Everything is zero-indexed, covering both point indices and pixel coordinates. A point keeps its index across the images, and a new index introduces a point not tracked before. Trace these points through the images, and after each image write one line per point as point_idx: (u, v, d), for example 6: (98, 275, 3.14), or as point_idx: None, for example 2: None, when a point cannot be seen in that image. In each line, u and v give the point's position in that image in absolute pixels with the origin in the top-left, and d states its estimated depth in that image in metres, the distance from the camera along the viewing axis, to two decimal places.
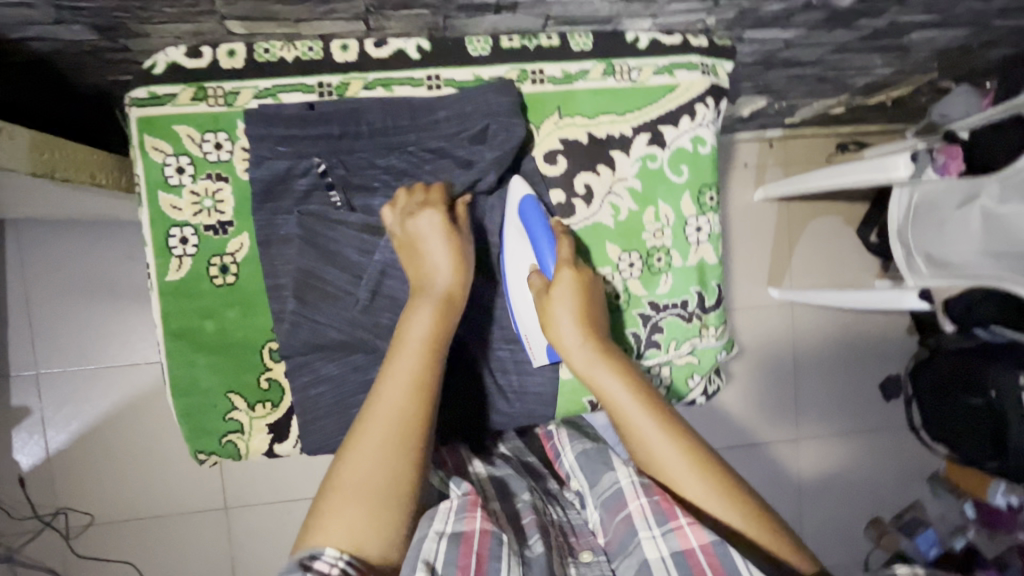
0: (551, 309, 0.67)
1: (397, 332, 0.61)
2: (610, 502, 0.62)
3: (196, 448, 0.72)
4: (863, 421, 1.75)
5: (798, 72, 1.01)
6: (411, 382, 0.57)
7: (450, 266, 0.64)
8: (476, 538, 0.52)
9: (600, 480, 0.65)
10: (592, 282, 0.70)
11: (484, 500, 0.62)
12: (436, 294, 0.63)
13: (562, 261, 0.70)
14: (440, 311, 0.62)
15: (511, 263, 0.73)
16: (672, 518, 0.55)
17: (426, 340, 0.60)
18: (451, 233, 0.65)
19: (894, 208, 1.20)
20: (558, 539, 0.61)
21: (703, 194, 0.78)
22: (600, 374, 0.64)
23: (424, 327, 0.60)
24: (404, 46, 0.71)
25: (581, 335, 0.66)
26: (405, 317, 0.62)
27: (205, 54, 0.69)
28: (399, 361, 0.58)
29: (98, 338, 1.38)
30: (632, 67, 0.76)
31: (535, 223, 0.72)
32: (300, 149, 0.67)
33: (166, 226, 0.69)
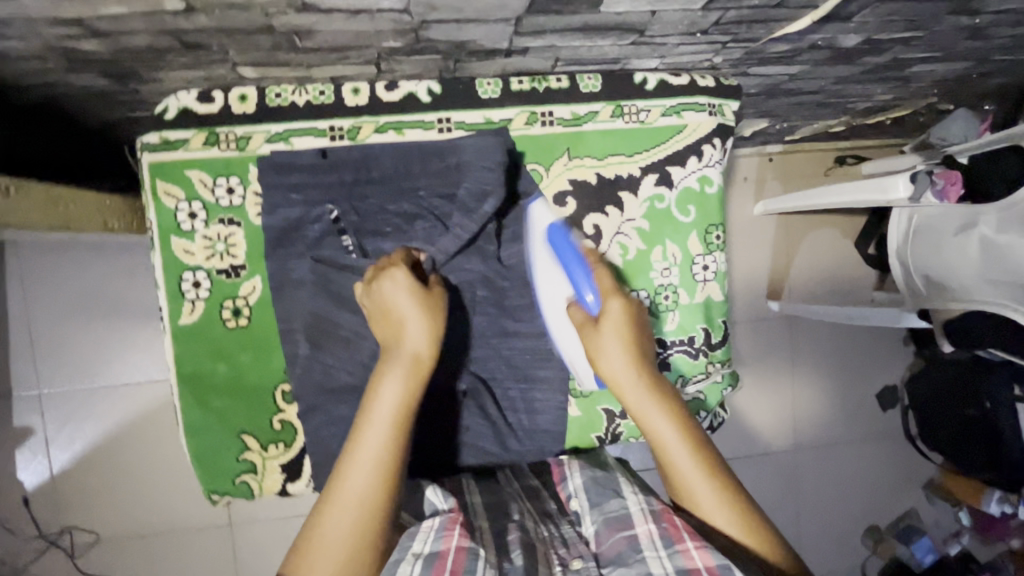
0: (601, 341, 0.65)
1: (373, 394, 0.59)
2: (611, 520, 0.59)
3: (210, 489, 0.73)
4: (863, 430, 1.76)
5: (802, 99, 1.02)
6: (377, 462, 0.55)
7: (420, 329, 0.62)
8: (450, 556, 0.51)
9: (604, 502, 0.62)
10: (639, 312, 0.67)
11: (470, 516, 0.60)
12: (405, 357, 0.60)
13: (606, 292, 0.67)
14: (410, 382, 0.59)
15: (547, 292, 0.73)
16: (680, 542, 0.52)
17: (402, 403, 0.58)
18: (425, 298, 0.64)
19: (893, 232, 1.22)
20: (548, 550, 0.57)
21: (710, 233, 0.79)
22: (653, 415, 0.61)
23: (393, 400, 0.58)
24: (414, 89, 0.72)
25: (632, 367, 0.63)
26: (372, 383, 0.59)
27: (216, 98, 0.68)
28: (367, 439, 0.56)
29: (101, 358, 1.37)
30: (641, 108, 0.76)
31: (563, 248, 0.72)
32: (311, 197, 0.69)
33: (179, 270, 0.70)
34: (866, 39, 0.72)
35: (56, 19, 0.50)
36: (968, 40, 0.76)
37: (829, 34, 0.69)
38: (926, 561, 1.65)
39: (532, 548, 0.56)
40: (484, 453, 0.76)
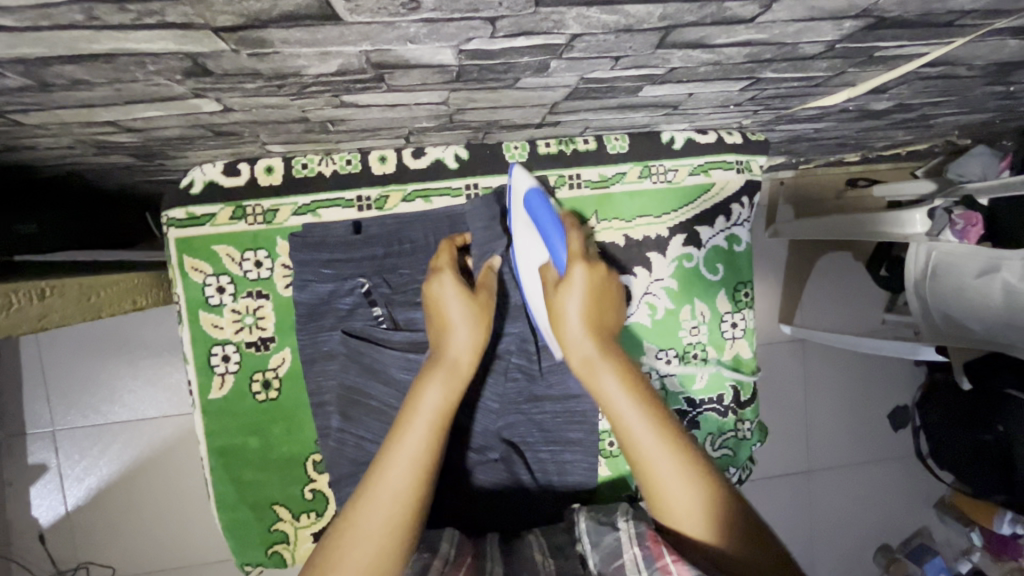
0: (560, 304, 0.62)
1: (407, 399, 0.57)
2: (607, 555, 0.56)
3: (244, 559, 0.73)
4: (874, 451, 1.76)
5: (823, 142, 1.01)
6: (413, 465, 0.52)
7: (467, 337, 0.62)
8: None
9: (603, 538, 0.59)
10: (605, 278, 0.64)
11: (482, 564, 0.58)
12: (447, 364, 0.60)
13: (574, 255, 0.64)
14: (451, 389, 0.58)
15: (523, 262, 0.70)
16: (659, 559, 0.51)
17: (438, 411, 0.56)
18: (473, 300, 0.64)
19: (911, 267, 1.17)
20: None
21: (739, 291, 0.79)
22: (604, 375, 0.58)
23: (435, 405, 0.56)
24: (442, 156, 0.71)
25: (588, 334, 0.60)
26: (412, 389, 0.58)
27: (243, 171, 0.68)
28: (407, 438, 0.54)
29: (114, 396, 1.36)
30: (669, 168, 0.75)
31: (543, 216, 0.67)
32: (344, 271, 0.68)
33: (207, 344, 0.69)
34: (899, 103, 0.71)
35: (90, 122, 0.49)
36: (998, 100, 0.76)
37: (862, 101, 0.68)
38: None
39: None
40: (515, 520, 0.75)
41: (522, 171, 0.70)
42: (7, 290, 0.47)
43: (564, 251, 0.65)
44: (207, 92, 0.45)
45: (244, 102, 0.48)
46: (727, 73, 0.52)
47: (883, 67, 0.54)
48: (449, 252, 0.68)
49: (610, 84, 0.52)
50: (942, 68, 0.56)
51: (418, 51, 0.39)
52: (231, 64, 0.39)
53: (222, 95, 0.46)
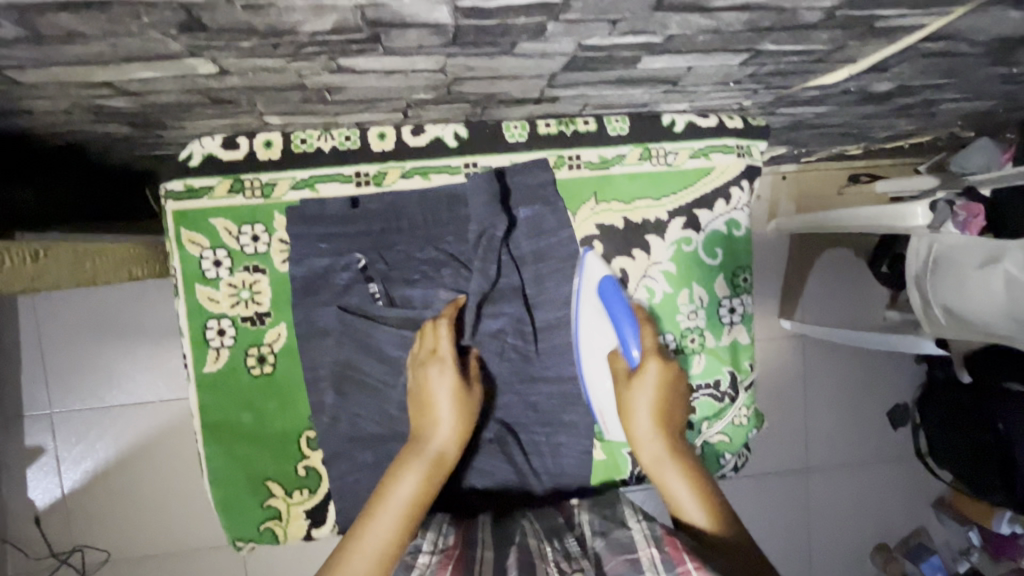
0: (631, 394, 0.67)
1: (383, 485, 0.61)
2: (614, 546, 0.58)
3: (237, 535, 0.72)
4: (875, 450, 1.75)
5: (825, 131, 1.01)
6: (381, 552, 0.57)
7: (449, 431, 0.64)
8: None
9: (610, 530, 0.62)
10: (676, 374, 0.68)
11: (472, 549, 0.57)
12: (427, 458, 0.63)
13: (648, 351, 0.67)
14: (427, 478, 0.62)
15: (587, 344, 0.72)
16: (680, 564, 0.51)
17: (409, 504, 0.60)
18: (464, 397, 0.66)
19: (911, 259, 1.18)
20: (544, 563, 0.54)
21: (737, 276, 0.78)
22: (669, 471, 0.64)
23: (407, 494, 0.60)
24: (441, 133, 0.70)
25: (652, 427, 0.66)
26: (391, 473, 0.62)
27: (241, 145, 0.67)
28: (376, 522, 0.58)
29: (111, 379, 1.36)
30: (669, 150, 0.75)
31: (616, 307, 0.68)
32: (341, 246, 0.68)
33: (203, 318, 0.69)
34: (900, 85, 0.71)
35: (86, 83, 0.49)
36: (1000, 85, 0.75)
37: (863, 81, 0.67)
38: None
39: (527, 564, 0.53)
40: (510, 502, 0.75)
41: (593, 258, 0.71)
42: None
43: (637, 347, 0.68)
44: (202, 51, 0.45)
45: (240, 64, 0.48)
46: (726, 43, 0.51)
47: (882, 41, 0.54)
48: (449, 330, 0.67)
49: (608, 54, 0.52)
50: (943, 43, 0.55)
51: (414, 7, 0.40)
52: (226, 18, 0.39)
53: (218, 55, 0.46)
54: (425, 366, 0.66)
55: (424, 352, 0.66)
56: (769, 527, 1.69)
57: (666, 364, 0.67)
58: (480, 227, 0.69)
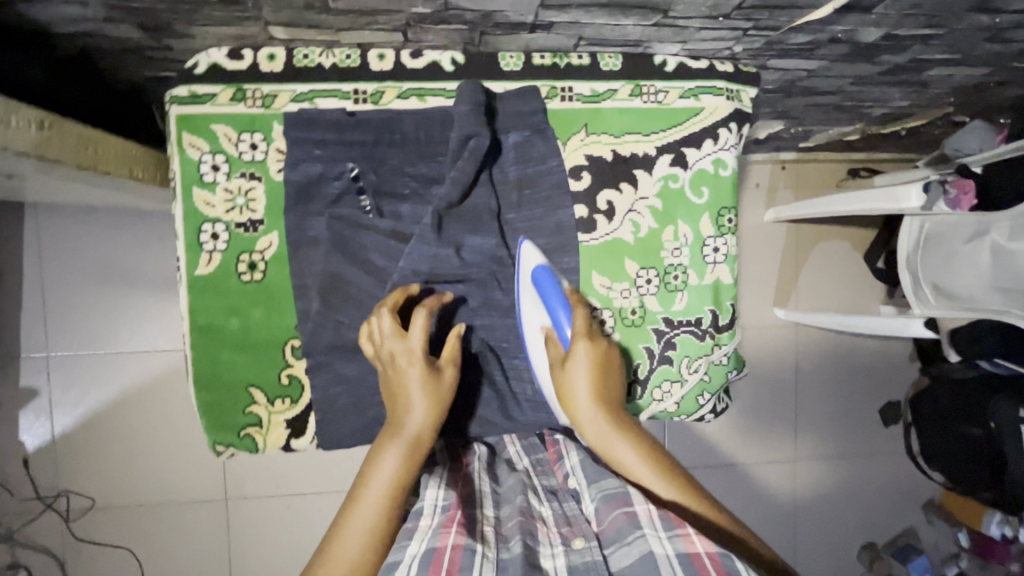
0: (567, 380, 0.67)
1: (365, 472, 0.62)
2: (610, 498, 0.59)
3: (216, 441, 0.74)
4: (866, 446, 1.71)
5: (818, 100, 1.03)
6: (367, 532, 0.58)
7: (424, 411, 0.65)
8: (447, 555, 0.51)
9: (602, 479, 0.63)
10: (607, 354, 0.70)
11: (474, 508, 0.61)
12: (405, 438, 0.64)
13: (579, 332, 0.69)
14: (404, 458, 0.63)
15: (528, 325, 0.74)
16: (680, 526, 0.52)
17: (391, 485, 0.61)
18: (436, 384, 0.67)
19: (904, 240, 1.21)
20: (546, 529, 0.58)
21: (722, 215, 0.80)
22: (617, 445, 0.64)
23: (389, 475, 0.62)
24: (438, 58, 0.72)
25: (595, 405, 0.66)
26: (373, 457, 0.63)
27: (245, 56, 0.70)
28: (358, 511, 0.59)
29: (109, 324, 1.38)
30: (659, 89, 0.77)
31: (550, 294, 0.71)
32: (334, 154, 0.70)
33: (198, 222, 0.71)
34: (886, 35, 0.73)
35: None
36: (988, 43, 0.77)
37: (849, 26, 0.69)
38: None
39: (529, 530, 0.57)
40: (487, 424, 0.78)
41: (529, 245, 0.74)
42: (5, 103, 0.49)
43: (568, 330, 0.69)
44: None
45: None
46: None
47: None
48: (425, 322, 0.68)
49: None
50: None
51: None
52: None
53: None
54: (393, 358, 0.67)
55: (389, 343, 0.67)
56: (756, 519, 1.65)
57: (594, 344, 0.69)
58: (462, 134, 0.68)
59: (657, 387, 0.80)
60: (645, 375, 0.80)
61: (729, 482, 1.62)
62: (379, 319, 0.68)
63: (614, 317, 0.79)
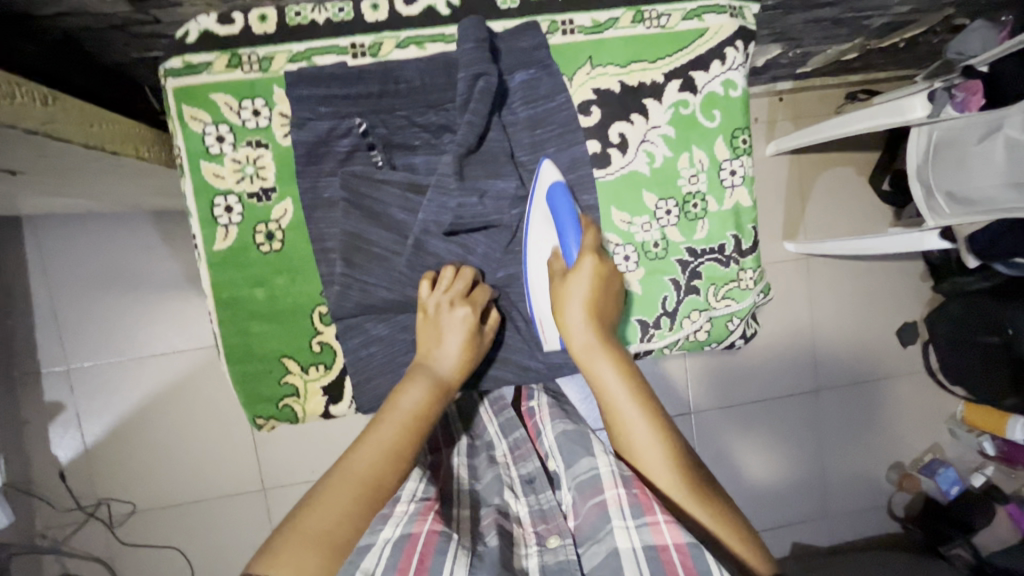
0: (565, 292, 0.67)
1: (390, 398, 0.64)
2: (584, 486, 0.59)
3: (255, 413, 0.75)
4: (889, 367, 1.69)
5: (817, 14, 1.00)
6: (384, 449, 0.59)
7: (457, 357, 0.69)
8: (422, 538, 0.51)
9: (577, 463, 0.62)
10: (608, 278, 0.69)
11: (450, 506, 0.62)
12: (435, 375, 0.67)
13: (586, 248, 0.68)
14: (431, 392, 0.65)
15: (534, 244, 0.71)
16: (649, 513, 0.52)
17: (415, 410, 0.63)
18: (472, 337, 0.70)
19: (912, 151, 1.22)
20: (522, 529, 0.60)
21: (737, 137, 0.79)
22: (600, 363, 0.64)
23: (414, 401, 0.64)
24: (433, 2, 0.70)
25: (589, 322, 0.66)
26: (400, 386, 0.66)
27: (236, 20, 0.68)
28: (380, 430, 0.61)
29: (123, 331, 1.38)
30: (661, 13, 0.75)
31: (563, 211, 0.69)
32: (341, 110, 0.69)
33: (210, 196, 0.70)
34: None
35: None
36: None
37: None
38: (951, 493, 1.57)
39: (504, 528, 0.58)
40: (522, 370, 0.78)
41: (547, 162, 0.72)
42: (9, 79, 0.49)
43: (576, 244, 0.68)
44: None
45: None
46: None
47: None
48: (466, 289, 0.71)
49: None
50: None
51: None
52: None
53: None
54: (438, 311, 0.69)
55: (438, 298, 0.70)
56: (785, 453, 1.63)
57: (600, 263, 0.68)
58: (470, 73, 0.67)
59: (687, 318, 0.80)
60: (674, 307, 0.80)
61: (753, 419, 1.61)
62: (438, 276, 0.71)
63: (637, 252, 0.78)
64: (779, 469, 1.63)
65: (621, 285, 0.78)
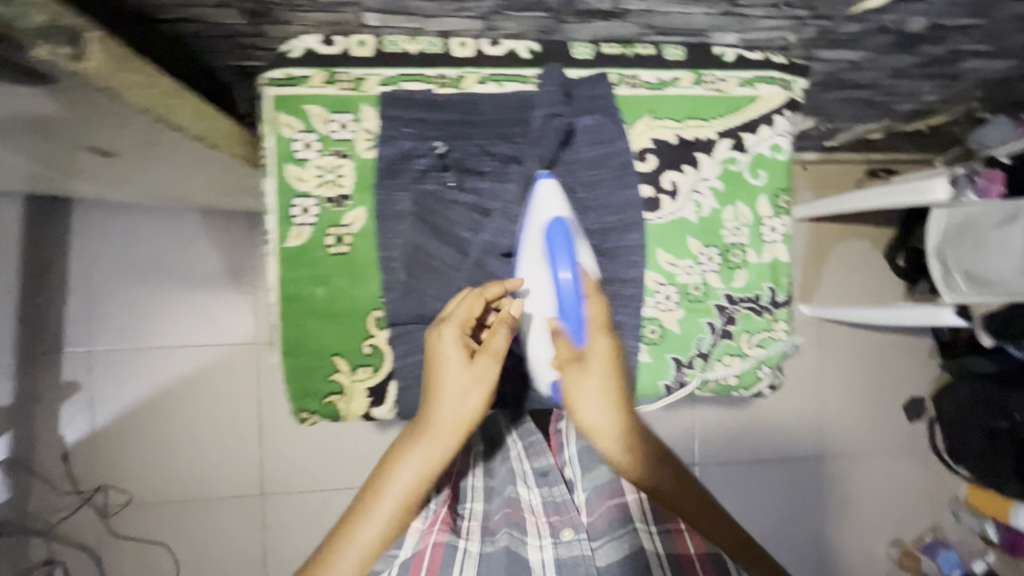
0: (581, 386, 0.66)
1: (384, 472, 0.59)
2: (601, 489, 0.65)
3: (300, 408, 0.77)
4: (893, 440, 1.70)
5: (851, 95, 1.08)
6: (373, 539, 0.56)
7: (456, 420, 0.61)
8: (428, 555, 0.57)
9: (595, 468, 0.67)
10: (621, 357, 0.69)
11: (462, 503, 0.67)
12: (430, 443, 0.59)
13: (597, 329, 0.68)
14: (425, 470, 0.58)
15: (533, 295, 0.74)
16: (672, 522, 0.62)
17: (406, 496, 0.57)
18: (472, 375, 0.63)
19: (932, 229, 1.28)
20: (534, 519, 0.62)
21: (779, 197, 0.84)
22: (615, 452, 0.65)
23: (409, 480, 0.58)
24: (515, 47, 0.78)
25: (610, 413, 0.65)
26: (394, 456, 0.60)
27: (337, 43, 0.75)
28: (365, 518, 0.56)
29: (153, 319, 1.41)
30: (720, 78, 0.82)
31: (558, 252, 0.68)
32: (424, 133, 0.75)
33: (290, 197, 0.75)
34: (931, 25, 0.79)
35: None
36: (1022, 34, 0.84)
37: (897, 15, 0.75)
38: None
39: (515, 521, 0.61)
40: (558, 394, 0.81)
41: (546, 191, 0.73)
42: (154, 70, 0.56)
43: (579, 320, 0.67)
44: None
45: None
46: None
47: None
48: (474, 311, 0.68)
49: None
50: None
51: None
52: None
53: None
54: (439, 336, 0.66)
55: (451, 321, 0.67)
56: (785, 516, 1.63)
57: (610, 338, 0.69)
58: (549, 111, 0.76)
59: (719, 361, 0.83)
60: (708, 349, 0.83)
61: (755, 477, 1.62)
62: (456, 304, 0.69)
63: (678, 293, 0.82)
64: (779, 532, 1.62)
65: (659, 323, 0.82)
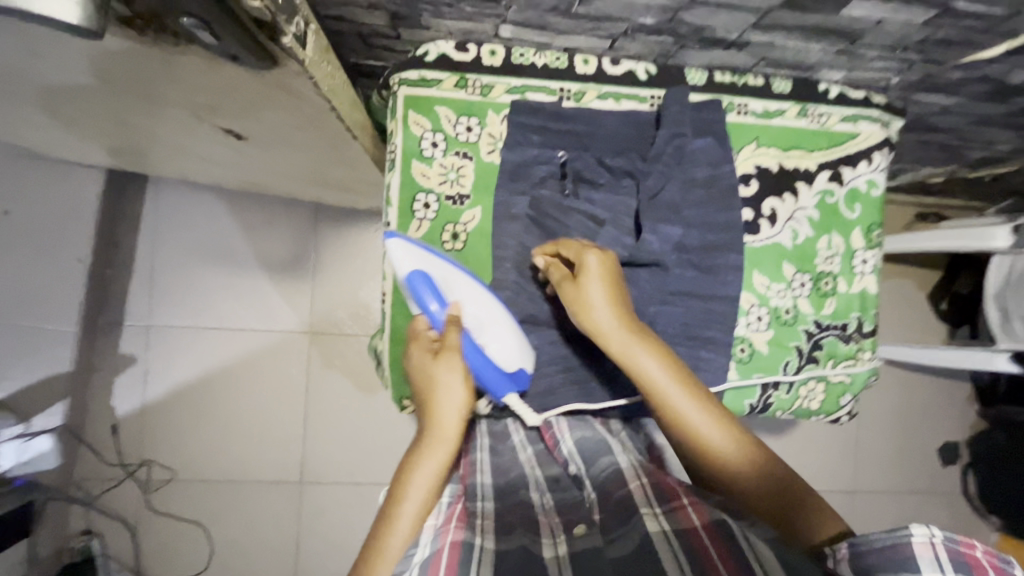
0: (581, 293, 0.66)
1: (402, 474, 0.59)
2: (608, 483, 0.59)
3: (401, 395, 0.79)
4: (927, 483, 1.69)
5: (930, 138, 1.12)
6: (412, 529, 0.55)
7: (460, 411, 0.63)
8: (445, 552, 0.49)
9: (598, 462, 0.64)
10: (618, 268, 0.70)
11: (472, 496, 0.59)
12: (445, 440, 0.61)
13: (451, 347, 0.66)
14: (444, 461, 0.60)
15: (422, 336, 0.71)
16: (674, 499, 0.54)
17: (432, 486, 0.58)
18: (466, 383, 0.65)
19: (992, 275, 1.30)
20: (545, 520, 0.55)
21: (872, 231, 0.87)
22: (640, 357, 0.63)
23: (432, 472, 0.59)
24: (634, 67, 0.81)
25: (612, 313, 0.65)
26: (407, 462, 0.60)
27: (470, 50, 0.78)
28: (400, 516, 0.55)
29: (214, 297, 1.39)
30: (823, 112, 0.86)
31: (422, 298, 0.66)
32: (548, 141, 0.79)
33: (413, 191, 0.78)
34: None
35: None
36: None
37: (1004, 66, 0.79)
38: None
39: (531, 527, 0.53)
40: None
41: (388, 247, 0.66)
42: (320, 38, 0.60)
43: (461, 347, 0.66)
44: None
45: None
46: None
47: None
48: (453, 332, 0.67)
49: None
50: None
51: None
52: None
53: None
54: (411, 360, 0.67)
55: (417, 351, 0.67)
56: None
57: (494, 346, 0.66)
58: (672, 131, 0.79)
59: (803, 384, 0.86)
60: (794, 372, 0.85)
61: None
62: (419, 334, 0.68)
63: (770, 315, 0.85)
64: None
65: (749, 342, 0.84)
